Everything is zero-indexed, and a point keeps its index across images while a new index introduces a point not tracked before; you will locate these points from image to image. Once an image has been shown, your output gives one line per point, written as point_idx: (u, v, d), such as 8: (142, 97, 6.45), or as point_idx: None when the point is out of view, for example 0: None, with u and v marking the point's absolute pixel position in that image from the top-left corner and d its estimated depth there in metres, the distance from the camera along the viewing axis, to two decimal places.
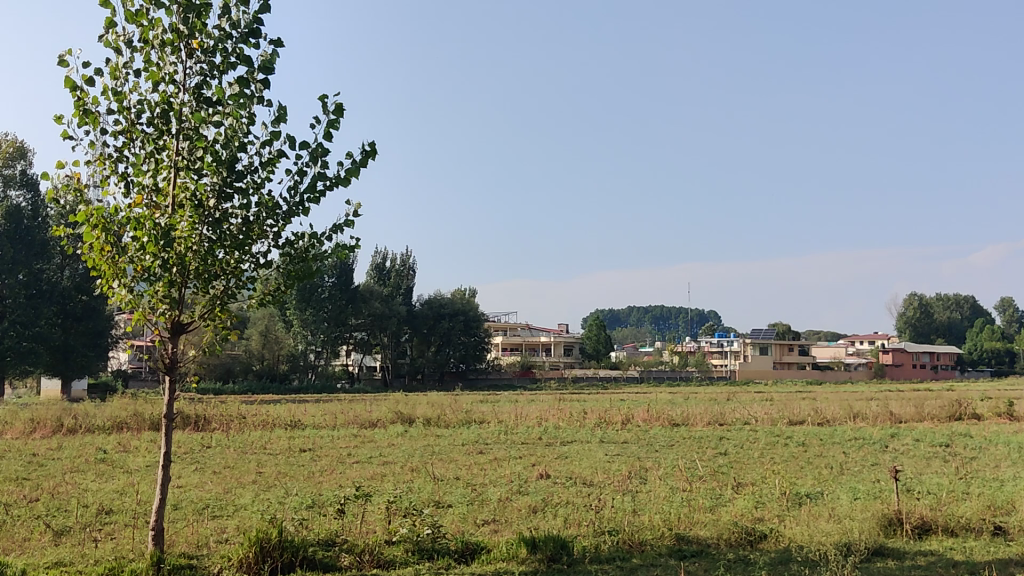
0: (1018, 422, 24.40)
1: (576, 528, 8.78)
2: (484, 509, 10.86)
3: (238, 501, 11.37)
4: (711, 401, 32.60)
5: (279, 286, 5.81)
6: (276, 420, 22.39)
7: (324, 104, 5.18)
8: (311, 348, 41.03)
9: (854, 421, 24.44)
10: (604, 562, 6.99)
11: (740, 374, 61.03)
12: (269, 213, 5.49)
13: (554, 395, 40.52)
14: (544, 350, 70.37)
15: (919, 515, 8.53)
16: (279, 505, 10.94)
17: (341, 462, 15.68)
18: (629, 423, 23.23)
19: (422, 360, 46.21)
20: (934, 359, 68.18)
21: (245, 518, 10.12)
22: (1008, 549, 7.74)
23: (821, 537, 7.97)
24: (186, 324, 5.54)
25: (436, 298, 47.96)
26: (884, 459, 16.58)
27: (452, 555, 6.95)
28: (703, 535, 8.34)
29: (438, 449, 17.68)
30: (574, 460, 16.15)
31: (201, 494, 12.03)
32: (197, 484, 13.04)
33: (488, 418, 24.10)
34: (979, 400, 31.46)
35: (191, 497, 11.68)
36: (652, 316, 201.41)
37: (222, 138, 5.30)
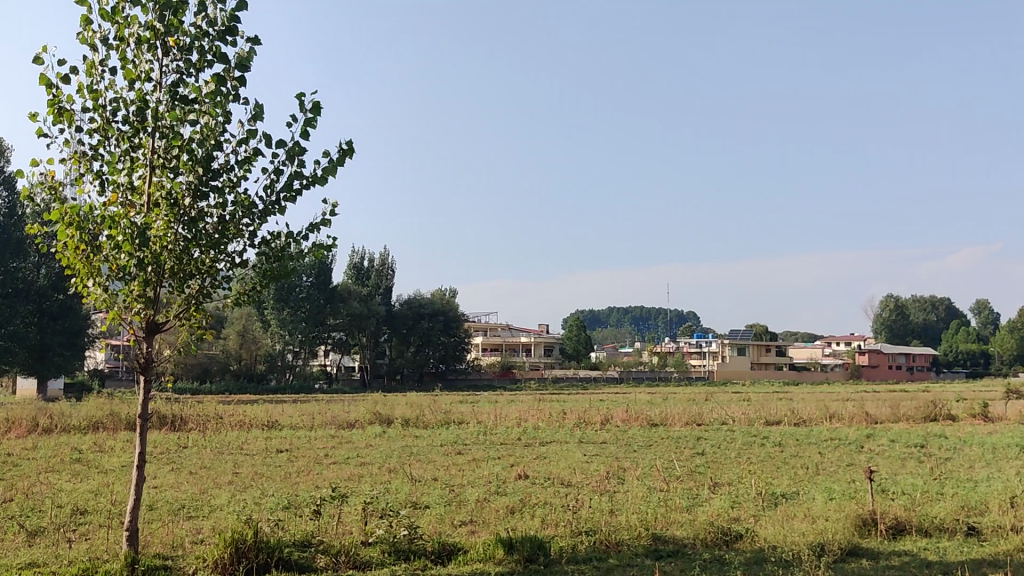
0: (992, 423, 24.57)
1: (553, 528, 8.67)
2: (462, 510, 10.80)
3: (214, 501, 11.26)
4: (690, 400, 32.73)
5: (255, 285, 5.71)
6: (253, 420, 22.22)
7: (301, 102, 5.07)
8: (288, 348, 41.11)
9: (830, 421, 24.59)
10: (580, 562, 6.90)
11: (718, 374, 61.24)
12: (246, 213, 5.39)
13: (533, 395, 40.57)
14: (524, 350, 70.27)
15: (893, 516, 8.51)
16: (255, 505, 10.85)
17: (319, 463, 15.61)
18: (608, 423, 23.23)
19: (401, 360, 45.78)
20: (909, 360, 68.71)
21: (222, 518, 10.04)
22: (982, 549, 7.73)
23: (795, 537, 7.94)
24: (161, 324, 5.44)
25: (416, 298, 47.71)
26: (860, 459, 16.65)
27: (429, 556, 6.84)
28: (680, 535, 8.28)
29: (416, 449, 17.63)
30: (551, 460, 16.11)
31: (177, 494, 11.89)
32: (173, 483, 12.90)
33: (466, 419, 24.08)
34: (952, 400, 31.78)
35: (167, 497, 11.54)
36: (631, 317, 202.04)
37: (198, 136, 5.17)
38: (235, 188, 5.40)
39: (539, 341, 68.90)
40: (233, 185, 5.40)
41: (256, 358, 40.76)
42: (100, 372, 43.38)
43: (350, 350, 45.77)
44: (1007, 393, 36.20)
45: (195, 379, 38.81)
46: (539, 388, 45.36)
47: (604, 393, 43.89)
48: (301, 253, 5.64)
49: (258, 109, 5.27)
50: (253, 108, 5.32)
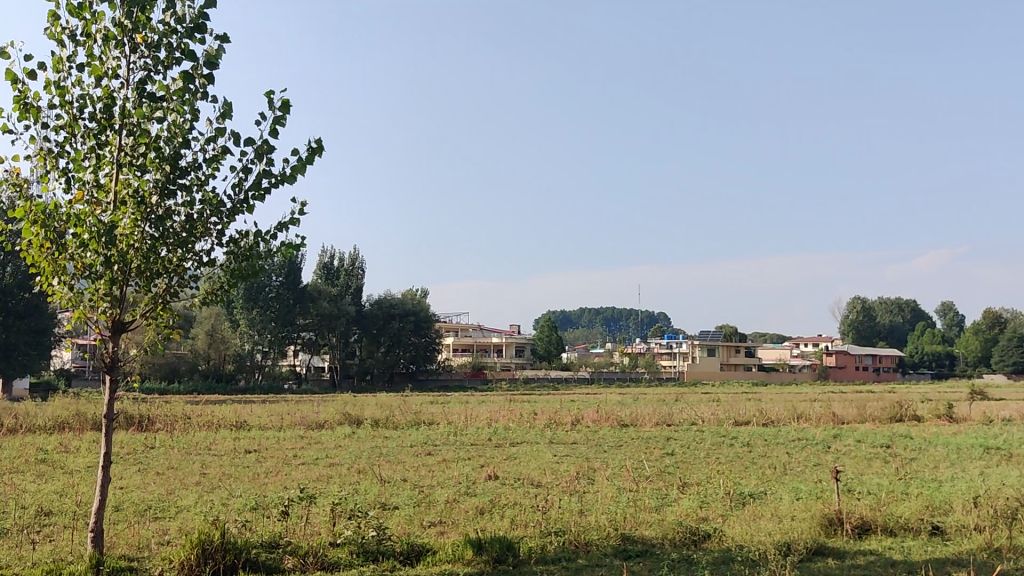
0: (957, 423, 24.82)
1: (522, 529, 8.63)
2: (431, 511, 10.73)
3: (181, 502, 11.15)
4: (659, 402, 32.82)
5: (224, 284, 5.61)
6: (222, 420, 22.06)
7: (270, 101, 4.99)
8: (257, 348, 40.44)
9: (798, 421, 24.75)
10: (549, 563, 6.83)
11: (688, 374, 61.54)
12: (215, 212, 5.29)
13: (504, 396, 40.56)
14: (495, 350, 70.24)
15: (859, 516, 8.53)
16: (222, 506, 10.75)
17: (288, 463, 15.50)
18: (578, 423, 23.25)
19: (370, 360, 45.47)
20: (876, 361, 69.34)
21: (188, 519, 9.94)
22: (945, 549, 7.76)
23: (762, 537, 7.93)
24: (128, 323, 5.34)
25: (386, 298, 47.48)
26: (826, 459, 16.77)
27: (397, 557, 6.75)
28: (648, 535, 8.26)
29: (386, 449, 17.58)
30: (521, 460, 16.06)
31: (144, 494, 11.77)
32: (140, 484, 12.77)
33: (437, 419, 24.01)
34: (917, 401, 32.11)
35: (134, 498, 11.41)
36: (602, 318, 202.82)
37: (166, 134, 5.06)
38: (203, 186, 5.31)
39: (510, 341, 68.92)
40: (201, 184, 5.31)
41: (225, 357, 40.35)
42: (66, 371, 42.88)
43: (319, 350, 45.50)
44: (971, 396, 36.61)
45: (162, 379, 38.53)
46: (510, 388, 45.35)
47: (574, 393, 44.05)
48: (270, 252, 5.55)
49: (227, 108, 5.18)
50: (221, 107, 5.22)
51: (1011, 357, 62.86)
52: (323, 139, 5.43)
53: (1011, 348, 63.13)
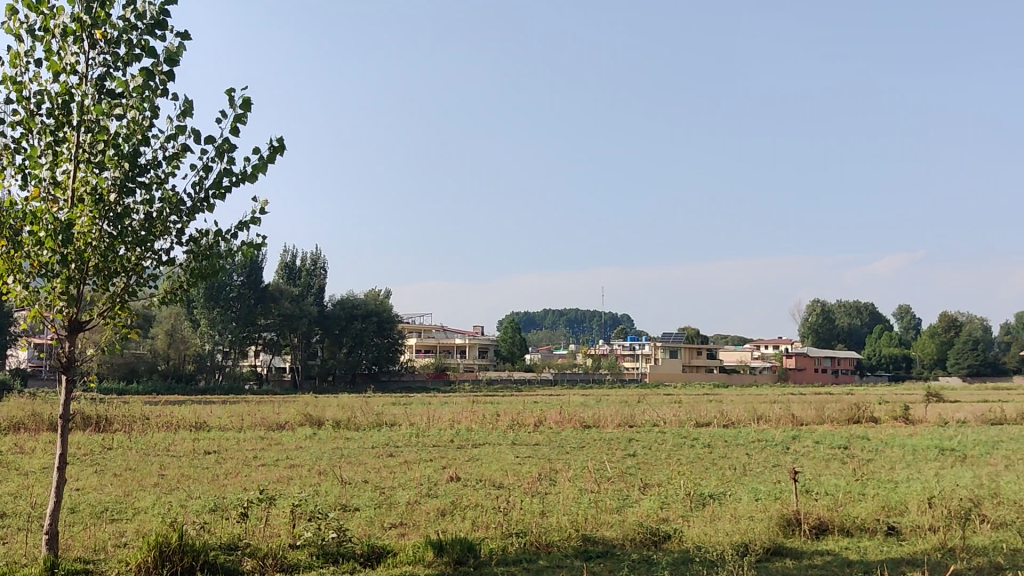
0: (913, 425, 25.16)
1: (484, 530, 8.64)
2: (392, 512, 10.70)
3: (138, 503, 11.00)
4: (621, 404, 32.97)
5: (183, 283, 5.60)
6: (181, 420, 21.86)
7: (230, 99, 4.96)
8: (218, 348, 40.15)
9: (758, 422, 24.97)
10: (510, 564, 6.83)
11: (650, 377, 61.80)
12: (174, 210, 5.25)
13: (465, 397, 40.51)
14: (458, 351, 70.08)
15: (817, 516, 8.66)
16: (181, 508, 10.64)
17: (247, 465, 15.38)
18: (541, 425, 23.29)
19: (332, 360, 45.17)
20: (834, 363, 70.13)
21: (146, 521, 9.84)
22: (901, 549, 7.90)
23: (720, 538, 8.02)
24: (85, 323, 5.31)
25: (348, 298, 47.20)
26: (786, 460, 16.95)
27: (358, 559, 6.72)
28: (610, 535, 8.31)
29: (348, 451, 17.48)
30: (482, 462, 16.07)
31: (101, 496, 11.62)
32: (97, 485, 12.65)
33: (399, 420, 23.91)
34: (875, 403, 32.45)
35: (90, 499, 11.25)
36: (566, 319, 203.39)
37: (125, 131, 5.02)
38: (162, 184, 5.27)
39: (473, 343, 68.83)
40: (161, 182, 5.28)
41: (185, 357, 40.08)
42: (22, 370, 42.31)
43: (281, 350, 45.17)
44: (926, 398, 37.09)
45: (120, 379, 38.08)
46: (474, 390, 45.27)
47: (536, 394, 44.10)
48: (230, 252, 5.53)
49: (187, 106, 5.15)
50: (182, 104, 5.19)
51: (965, 360, 63.81)
52: (286, 137, 5.40)
53: (965, 351, 64.10)
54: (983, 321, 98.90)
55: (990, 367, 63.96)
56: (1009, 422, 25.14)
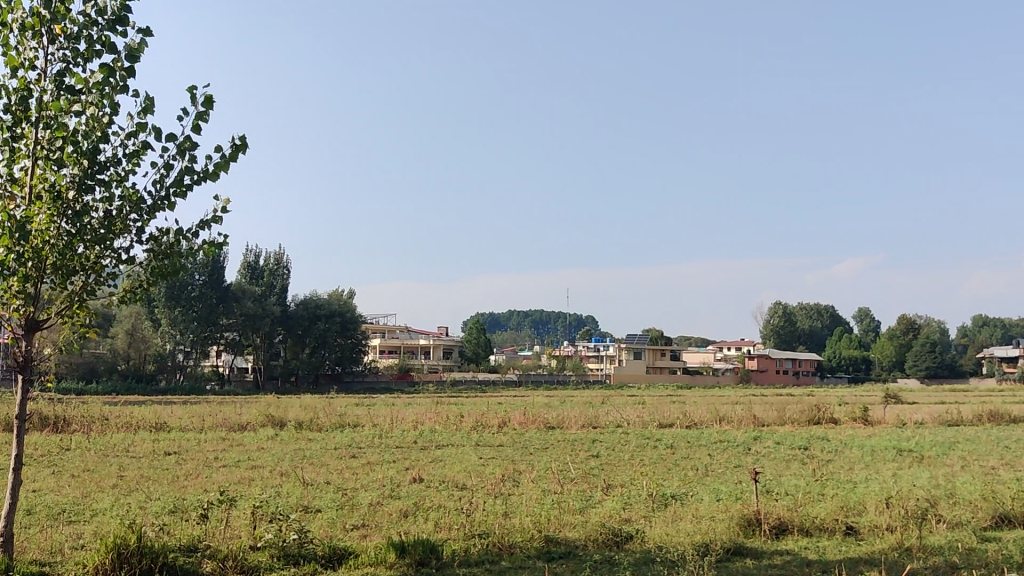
0: (873, 427, 25.41)
1: (447, 531, 8.59)
2: (354, 514, 10.63)
3: (97, 505, 10.83)
4: (586, 405, 33.01)
5: (143, 281, 5.52)
6: (141, 421, 21.55)
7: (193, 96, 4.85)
8: (179, 348, 39.81)
9: (720, 424, 25.10)
10: (473, 565, 6.77)
11: (614, 377, 61.95)
12: (134, 208, 5.16)
13: (429, 398, 40.39)
14: (422, 352, 69.74)
15: (776, 516, 8.74)
16: (139, 510, 10.49)
17: (207, 466, 15.17)
18: (505, 426, 23.23)
19: (295, 360, 44.82)
20: (795, 365, 70.76)
21: (104, 522, 9.69)
22: (859, 548, 7.97)
23: (683, 537, 8.04)
24: (42, 322, 5.25)
25: (312, 298, 46.75)
26: (747, 461, 17.05)
27: (319, 560, 6.67)
28: (572, 536, 8.31)
29: (310, 452, 17.29)
30: (446, 463, 16.00)
31: (58, 498, 11.40)
32: (54, 486, 12.44)
33: (362, 422, 23.70)
34: (835, 405, 32.74)
35: (47, 502, 11.04)
36: (531, 321, 203.65)
37: (84, 127, 4.92)
38: (123, 182, 5.17)
39: (438, 343, 68.54)
40: (121, 179, 5.17)
41: (145, 357, 39.99)
42: None
43: (243, 351, 44.68)
44: (885, 400, 37.53)
45: (80, 379, 37.52)
46: (438, 391, 45.09)
47: (500, 395, 44.03)
48: (192, 251, 5.45)
49: (149, 104, 5.05)
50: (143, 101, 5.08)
51: (923, 362, 64.69)
52: (250, 135, 5.29)
53: (924, 353, 64.91)
54: (940, 323, 100.26)
55: (947, 369, 64.91)
56: (965, 423, 25.49)
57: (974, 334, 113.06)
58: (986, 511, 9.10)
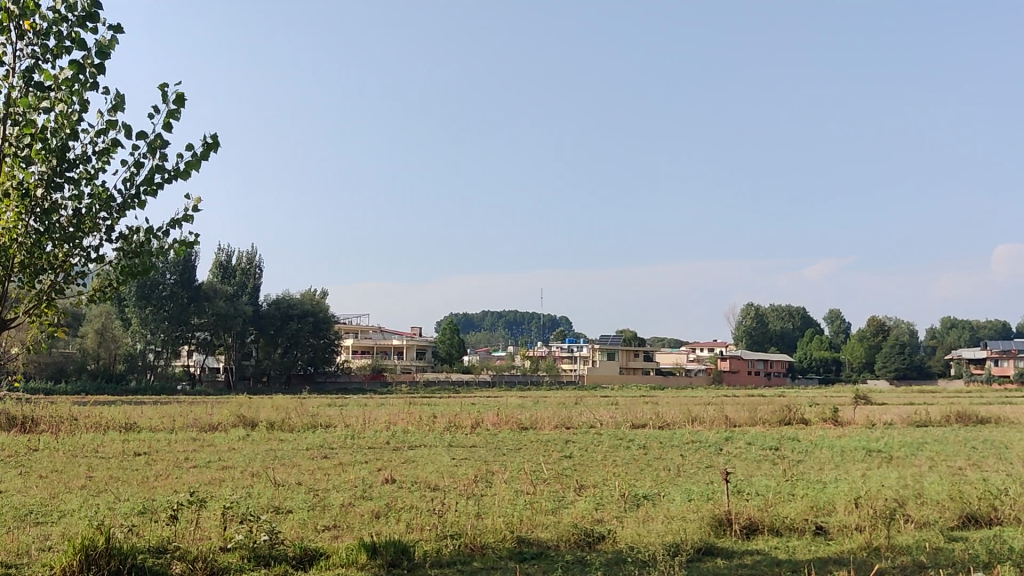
0: (842, 427, 25.60)
1: (419, 532, 8.55)
2: (325, 515, 10.55)
3: (64, 507, 10.69)
4: (558, 405, 33.01)
5: (113, 281, 5.39)
6: (111, 421, 21.36)
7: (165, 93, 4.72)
8: (150, 347, 39.90)
9: (692, 424, 25.22)
10: (444, 566, 6.72)
11: (588, 378, 62.06)
12: (104, 206, 5.05)
13: (400, 398, 40.32)
14: (395, 353, 69.50)
15: (747, 516, 8.77)
16: (108, 510, 10.36)
17: (177, 467, 15.03)
18: (478, 427, 23.21)
19: (267, 361, 44.60)
20: (767, 366, 71.21)
21: (71, 524, 9.55)
22: (827, 548, 8.02)
23: (653, 537, 8.04)
24: (9, 322, 5.19)
25: (284, 298, 46.46)
26: (718, 461, 17.14)
27: (289, 561, 6.59)
28: (543, 536, 8.28)
29: (281, 453, 17.18)
30: (418, 464, 15.95)
31: (25, 499, 11.25)
32: (21, 487, 12.26)
33: (334, 422, 23.61)
34: (804, 405, 32.97)
35: (14, 503, 10.89)
36: (505, 321, 203.78)
37: (53, 125, 4.81)
38: (93, 179, 5.06)
39: (411, 344, 68.34)
40: (91, 177, 5.06)
41: (115, 357, 39.36)
42: None
43: (214, 350, 44.35)
44: (854, 400, 37.82)
45: (49, 379, 37.06)
46: (411, 391, 44.98)
47: (473, 396, 44.00)
48: (163, 250, 5.32)
49: (120, 101, 4.92)
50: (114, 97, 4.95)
51: (892, 363, 65.24)
52: (225, 133, 5.13)
53: (893, 355, 65.47)
54: (909, 325, 101.30)
55: (916, 371, 65.53)
56: (933, 424, 25.75)
57: (942, 336, 114.27)
58: (954, 510, 9.17)
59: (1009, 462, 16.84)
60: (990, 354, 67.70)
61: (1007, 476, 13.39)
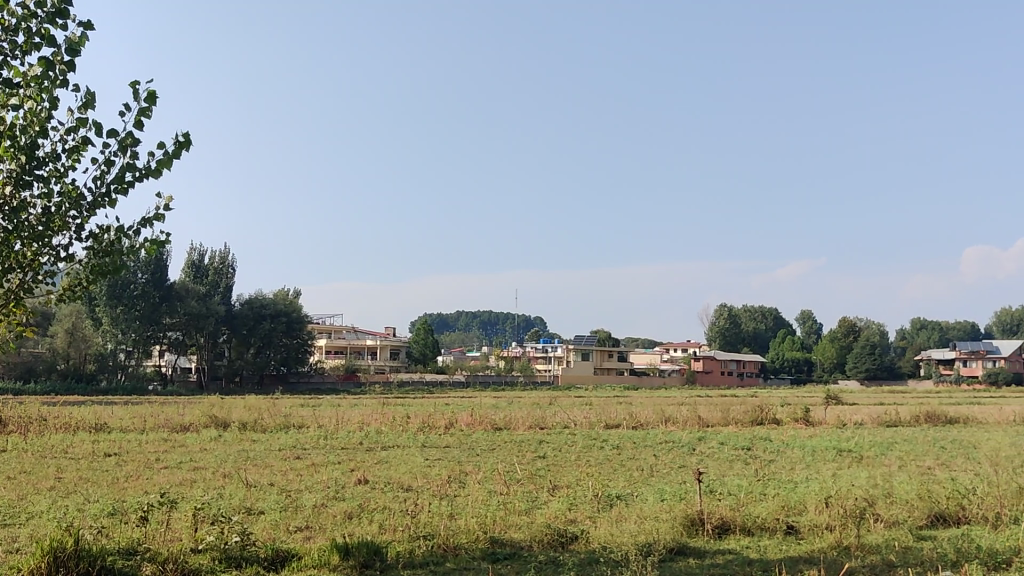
0: (814, 427, 25.78)
1: (391, 533, 8.49)
2: (297, 516, 10.46)
3: (32, 508, 10.55)
4: (532, 406, 33.04)
5: (83, 280, 5.28)
6: (80, 421, 21.15)
7: (136, 91, 4.60)
8: (121, 347, 39.44)
9: (666, 424, 25.30)
10: (418, 567, 6.65)
11: (562, 378, 62.09)
12: (74, 206, 4.95)
13: (373, 398, 40.21)
14: (369, 353, 69.30)
15: (719, 516, 8.80)
16: (77, 512, 10.22)
17: (148, 468, 14.88)
18: (452, 427, 23.18)
19: (240, 361, 44.27)
20: (740, 367, 71.60)
21: (39, 526, 9.43)
22: (798, 548, 8.04)
23: (626, 537, 8.02)
24: None
25: (257, 298, 46.14)
26: (691, 461, 17.22)
27: (261, 563, 6.52)
28: (517, 537, 8.24)
29: (254, 454, 17.06)
30: (391, 465, 15.90)
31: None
32: None
33: (307, 423, 23.50)
34: (776, 406, 33.16)
35: None
36: (480, 322, 203.72)
37: (22, 122, 4.70)
38: (64, 178, 4.96)
39: (385, 344, 68.15)
40: (62, 176, 4.96)
41: (85, 357, 38.91)
42: None
43: (186, 350, 44.05)
44: (825, 400, 38.12)
45: (17, 378, 36.65)
46: (384, 391, 44.85)
47: (446, 396, 43.90)
48: (134, 249, 5.22)
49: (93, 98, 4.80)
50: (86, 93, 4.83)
51: (863, 364, 65.75)
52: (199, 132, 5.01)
53: (864, 355, 65.94)
54: (880, 327, 102.22)
55: (886, 371, 66.08)
56: (903, 424, 25.97)
57: (911, 336, 115.45)
58: (922, 509, 9.24)
59: (977, 461, 16.99)
60: (959, 355, 68.42)
61: (974, 476, 13.48)
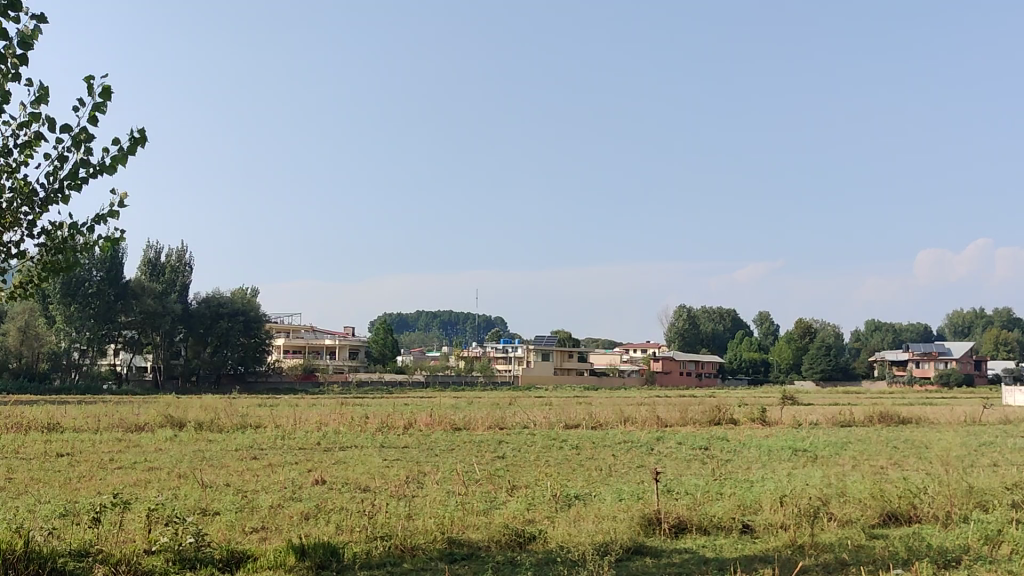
0: (770, 427, 25.95)
1: (347, 534, 8.38)
2: (251, 517, 10.28)
3: None
4: (492, 406, 32.94)
5: (36, 278, 5.09)
6: (32, 420, 20.73)
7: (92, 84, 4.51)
8: (75, 345, 38.56)
9: (625, 424, 25.31)
10: (375, 568, 6.53)
11: (523, 378, 61.97)
12: (26, 201, 4.79)
13: (331, 398, 39.97)
14: (327, 352, 68.81)
15: (676, 516, 8.77)
16: (28, 514, 9.99)
17: (102, 468, 14.59)
18: (411, 427, 23.02)
19: (196, 360, 43.70)
20: (697, 367, 72.02)
21: None
22: (754, 547, 8.03)
23: (584, 537, 7.93)
24: None
25: (214, 297, 45.51)
26: (648, 460, 17.23)
27: (216, 564, 6.35)
28: (474, 538, 8.13)
29: (210, 454, 16.80)
30: (348, 465, 15.73)
31: None
32: None
33: (264, 422, 23.21)
34: (733, 406, 33.29)
35: None
36: (439, 322, 203.15)
37: None
38: (16, 173, 4.82)
39: (344, 344, 67.68)
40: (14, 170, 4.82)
41: (38, 355, 38.36)
42: None
43: (142, 349, 43.40)
44: (781, 400, 38.39)
45: None
46: (342, 391, 44.51)
47: (405, 396, 43.65)
48: (89, 246, 5.04)
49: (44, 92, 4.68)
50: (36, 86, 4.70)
51: (819, 364, 66.34)
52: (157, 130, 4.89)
53: (820, 356, 66.51)
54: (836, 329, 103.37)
55: (841, 372, 66.73)
56: (857, 424, 26.22)
57: (865, 338, 117.00)
58: (875, 508, 9.28)
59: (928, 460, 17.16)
60: (912, 356, 69.32)
61: (927, 475, 13.59)
